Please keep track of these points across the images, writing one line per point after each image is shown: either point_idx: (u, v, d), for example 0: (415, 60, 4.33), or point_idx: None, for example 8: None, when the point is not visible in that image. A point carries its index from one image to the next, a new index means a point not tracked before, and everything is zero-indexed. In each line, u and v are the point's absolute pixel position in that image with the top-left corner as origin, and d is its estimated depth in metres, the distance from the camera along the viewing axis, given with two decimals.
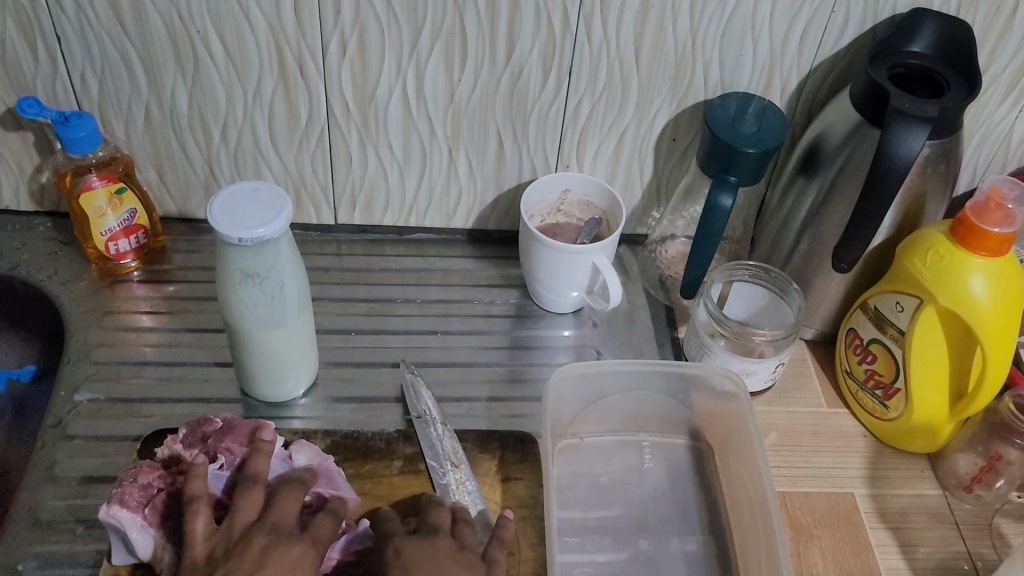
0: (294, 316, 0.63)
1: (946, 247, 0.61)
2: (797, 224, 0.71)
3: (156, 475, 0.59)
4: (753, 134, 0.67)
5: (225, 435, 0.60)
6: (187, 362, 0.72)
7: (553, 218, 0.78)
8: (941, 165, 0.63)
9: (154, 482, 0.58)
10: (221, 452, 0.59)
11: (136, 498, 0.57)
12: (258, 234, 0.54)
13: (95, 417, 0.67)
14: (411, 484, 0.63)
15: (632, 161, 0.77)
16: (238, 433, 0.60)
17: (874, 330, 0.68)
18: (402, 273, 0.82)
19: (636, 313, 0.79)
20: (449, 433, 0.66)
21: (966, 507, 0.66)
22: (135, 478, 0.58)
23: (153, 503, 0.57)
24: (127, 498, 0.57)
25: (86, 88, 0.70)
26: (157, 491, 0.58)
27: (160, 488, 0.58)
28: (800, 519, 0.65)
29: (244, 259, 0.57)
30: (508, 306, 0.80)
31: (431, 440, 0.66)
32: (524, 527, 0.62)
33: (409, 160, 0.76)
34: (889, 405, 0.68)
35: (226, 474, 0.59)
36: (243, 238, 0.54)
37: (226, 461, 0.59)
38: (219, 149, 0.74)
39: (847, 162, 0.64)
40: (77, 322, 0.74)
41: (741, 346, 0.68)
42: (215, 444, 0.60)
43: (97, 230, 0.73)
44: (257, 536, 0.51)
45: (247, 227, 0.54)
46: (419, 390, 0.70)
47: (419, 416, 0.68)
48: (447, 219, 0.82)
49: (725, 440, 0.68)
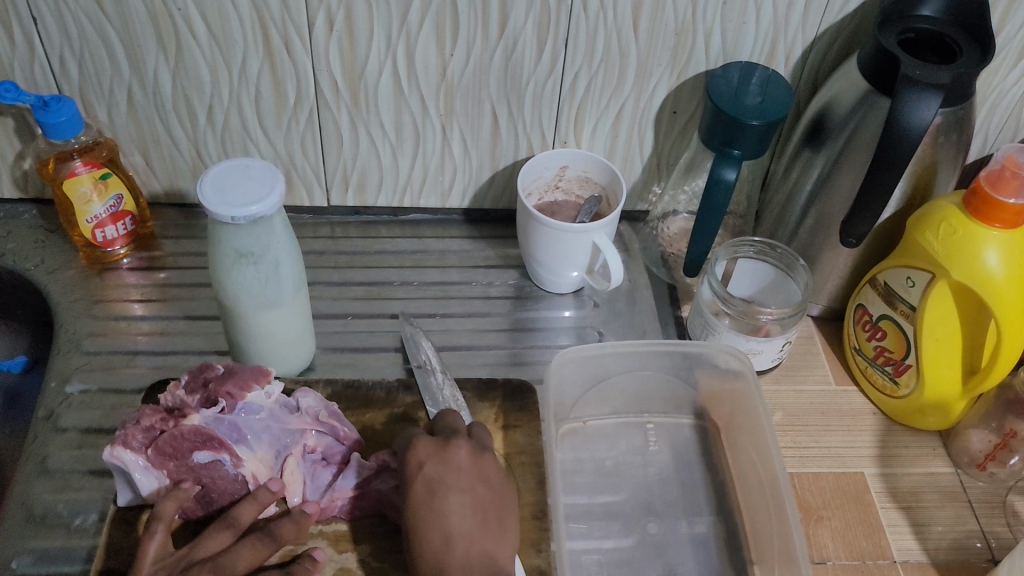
0: (290, 298, 0.61)
1: (959, 219, 0.59)
2: (803, 197, 0.69)
3: (159, 418, 0.57)
4: (757, 105, 0.64)
5: (226, 380, 0.59)
6: (181, 351, 0.70)
7: (551, 195, 0.76)
8: (953, 134, 0.61)
9: (157, 424, 0.56)
10: (222, 396, 0.58)
11: (139, 440, 0.56)
12: (252, 211, 0.52)
13: (88, 409, 0.66)
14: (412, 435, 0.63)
15: (632, 135, 0.75)
16: (239, 377, 0.59)
17: (884, 306, 0.66)
18: (397, 255, 0.80)
19: (637, 291, 0.78)
20: (449, 382, 0.66)
21: (980, 485, 0.64)
22: (139, 420, 0.57)
23: (156, 444, 0.55)
24: (130, 440, 0.55)
25: (66, 72, 0.67)
26: (161, 432, 0.56)
27: (163, 430, 0.56)
28: (809, 501, 0.63)
29: (237, 238, 0.55)
30: (507, 288, 0.78)
31: (431, 389, 0.65)
32: (524, 472, 0.61)
33: (402, 139, 0.73)
34: (900, 381, 0.66)
35: (227, 417, 0.58)
36: (237, 216, 0.52)
37: (227, 405, 0.58)
38: (206, 131, 0.72)
39: (855, 131, 0.62)
40: (66, 311, 0.72)
41: (748, 324, 0.66)
42: (216, 388, 0.58)
43: (84, 217, 0.71)
44: None
45: (241, 205, 0.52)
46: (419, 341, 0.70)
47: (418, 365, 0.68)
48: (443, 199, 0.80)
49: (731, 419, 0.66)
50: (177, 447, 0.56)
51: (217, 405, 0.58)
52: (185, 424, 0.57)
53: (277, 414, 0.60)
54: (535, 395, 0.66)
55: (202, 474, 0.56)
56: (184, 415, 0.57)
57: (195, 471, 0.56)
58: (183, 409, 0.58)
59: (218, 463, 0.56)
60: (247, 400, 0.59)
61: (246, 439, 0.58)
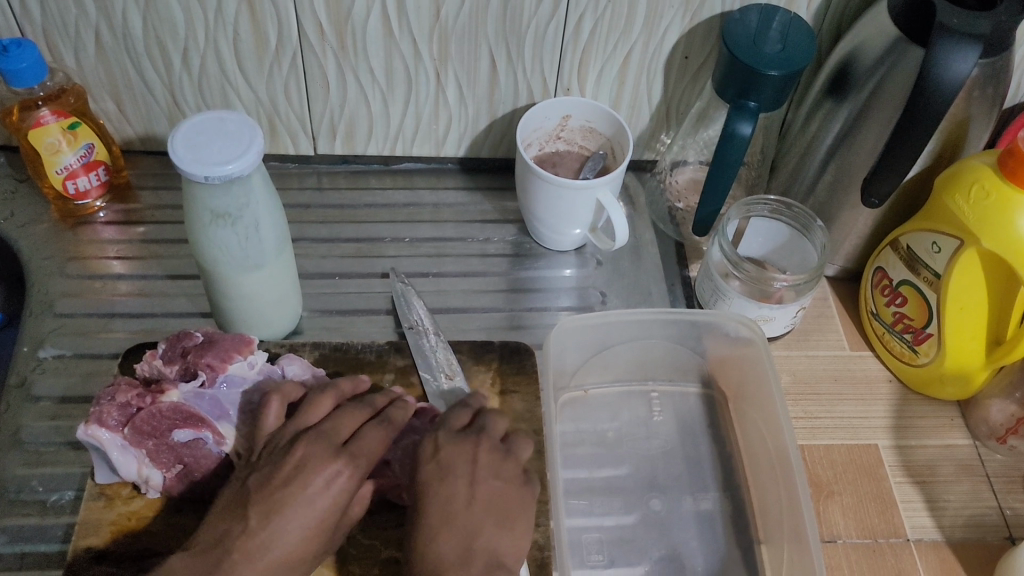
0: (273, 260, 0.56)
1: (992, 182, 0.55)
2: (823, 152, 0.64)
3: (136, 393, 0.53)
4: (777, 53, 0.59)
5: (204, 351, 0.55)
6: (160, 313, 0.66)
7: (552, 145, 0.71)
8: (989, 87, 0.56)
9: (134, 400, 0.53)
10: (201, 369, 0.54)
11: (115, 418, 0.52)
12: (227, 171, 0.48)
13: (63, 375, 0.62)
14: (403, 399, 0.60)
15: (640, 82, 0.69)
16: (219, 348, 0.55)
17: (905, 271, 0.62)
18: (389, 209, 0.75)
19: (643, 248, 0.74)
20: (443, 345, 0.62)
21: (998, 459, 0.62)
22: (113, 397, 0.53)
23: (133, 423, 0.52)
24: (105, 418, 0.52)
25: (26, 13, 0.62)
26: (137, 410, 0.53)
27: (140, 407, 0.53)
28: (820, 475, 0.60)
29: (212, 197, 0.50)
30: (505, 245, 0.74)
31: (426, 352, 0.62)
32: None
33: (392, 85, 0.68)
34: (919, 350, 0.63)
35: (208, 391, 0.54)
36: (211, 175, 0.48)
37: (207, 378, 0.54)
38: (182, 77, 0.67)
39: (883, 82, 0.57)
40: (39, 269, 0.68)
41: (759, 290, 0.62)
42: (195, 360, 0.55)
43: (53, 169, 0.66)
44: (302, 444, 0.49)
45: (214, 163, 0.48)
46: (411, 299, 0.66)
47: (410, 327, 0.64)
48: (438, 147, 0.75)
49: (740, 387, 0.63)
50: (156, 426, 0.53)
51: (197, 377, 0.55)
52: (163, 400, 0.53)
53: (261, 387, 0.56)
54: (535, 358, 0.63)
55: (183, 453, 0.52)
56: (160, 390, 0.54)
57: (176, 450, 0.52)
58: (161, 383, 0.55)
59: (199, 442, 0.53)
60: (228, 372, 0.55)
61: (229, 415, 0.54)
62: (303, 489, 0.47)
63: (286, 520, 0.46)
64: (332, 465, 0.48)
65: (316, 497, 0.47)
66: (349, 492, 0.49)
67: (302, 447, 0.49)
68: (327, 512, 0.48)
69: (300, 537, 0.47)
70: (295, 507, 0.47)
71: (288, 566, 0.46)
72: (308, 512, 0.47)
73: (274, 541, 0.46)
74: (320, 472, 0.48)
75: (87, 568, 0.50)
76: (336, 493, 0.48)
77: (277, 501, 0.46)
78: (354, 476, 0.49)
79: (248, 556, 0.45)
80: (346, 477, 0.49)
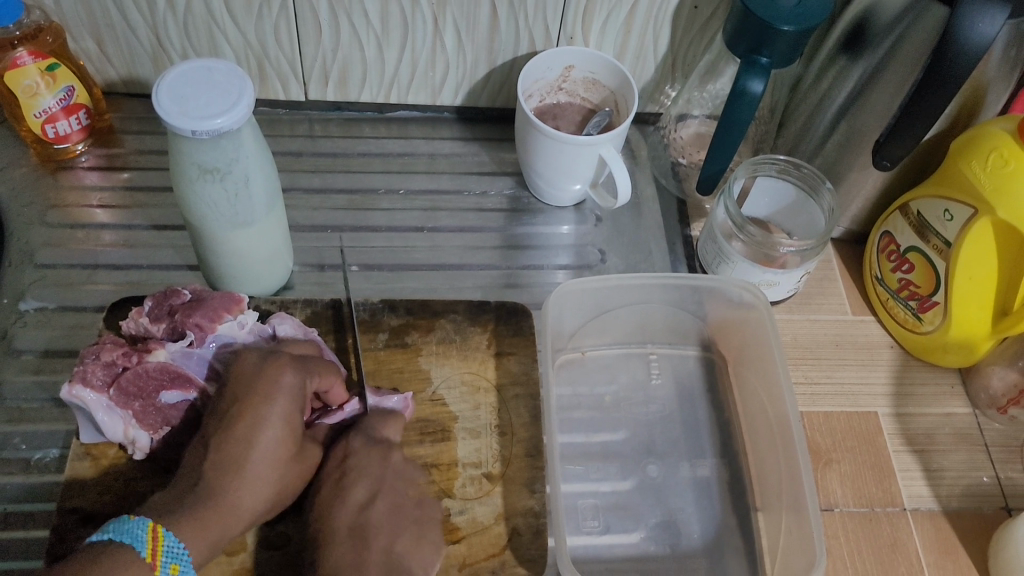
0: (262, 216, 0.54)
1: (1011, 150, 0.53)
2: (833, 111, 0.62)
3: (121, 352, 0.52)
4: (793, 7, 0.56)
5: (193, 310, 0.53)
6: (146, 266, 0.64)
7: (553, 97, 0.68)
8: (1015, 49, 0.53)
9: (119, 359, 0.52)
10: (190, 329, 0.52)
11: (100, 377, 0.51)
12: (216, 125, 0.45)
13: (45, 328, 0.61)
14: (396, 360, 0.58)
15: (647, 30, 0.66)
16: (208, 308, 0.53)
17: (915, 238, 0.60)
18: (383, 158, 0.73)
19: (644, 205, 0.72)
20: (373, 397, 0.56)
21: (996, 428, 0.61)
22: (98, 355, 0.52)
23: (119, 384, 0.51)
24: (90, 377, 0.50)
25: None
26: (123, 370, 0.51)
27: (126, 366, 0.51)
28: (819, 443, 0.60)
29: (199, 151, 0.48)
30: (502, 199, 0.71)
31: (419, 309, 0.60)
32: (517, 406, 0.57)
33: (387, 30, 0.65)
34: (924, 317, 0.61)
35: (196, 351, 0.53)
36: (198, 130, 0.45)
37: (196, 339, 0.52)
38: (166, 16, 0.63)
39: (900, 41, 0.54)
40: (18, 217, 0.66)
41: (761, 253, 0.61)
42: (183, 319, 0.53)
43: (31, 113, 0.63)
44: (244, 361, 0.50)
45: (202, 117, 0.45)
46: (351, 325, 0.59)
47: (397, 342, 0.59)
48: (434, 95, 0.73)
49: (740, 353, 0.62)
50: (142, 387, 0.51)
51: (185, 337, 0.53)
52: (149, 360, 0.51)
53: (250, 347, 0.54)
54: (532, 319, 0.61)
55: (170, 415, 0.52)
56: (147, 349, 0.52)
57: (163, 411, 0.51)
58: (148, 342, 0.53)
59: (187, 403, 0.52)
60: (217, 332, 0.53)
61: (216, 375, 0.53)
62: (255, 398, 0.48)
63: (250, 430, 0.47)
64: (274, 368, 0.49)
65: (269, 401, 0.48)
66: (302, 394, 0.49)
67: (244, 358, 0.50)
68: (287, 416, 0.48)
69: (273, 444, 0.47)
70: (254, 416, 0.47)
71: (272, 481, 0.47)
72: (268, 418, 0.47)
73: (246, 456, 0.46)
74: (265, 377, 0.49)
75: (72, 530, 0.49)
76: (287, 394, 0.48)
77: (235, 413, 0.47)
78: (297, 374, 0.49)
79: (222, 473, 0.46)
80: (291, 377, 0.49)
